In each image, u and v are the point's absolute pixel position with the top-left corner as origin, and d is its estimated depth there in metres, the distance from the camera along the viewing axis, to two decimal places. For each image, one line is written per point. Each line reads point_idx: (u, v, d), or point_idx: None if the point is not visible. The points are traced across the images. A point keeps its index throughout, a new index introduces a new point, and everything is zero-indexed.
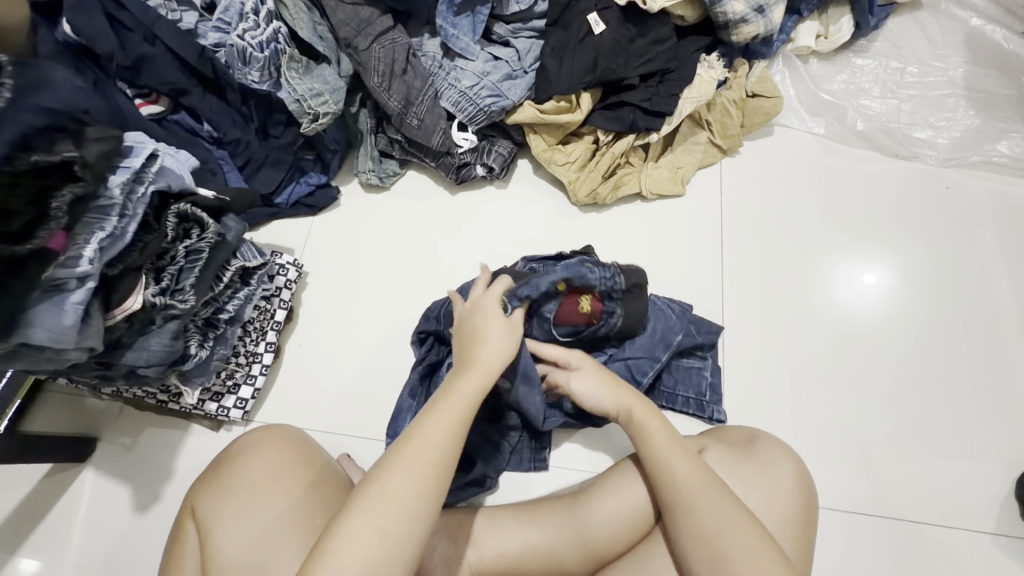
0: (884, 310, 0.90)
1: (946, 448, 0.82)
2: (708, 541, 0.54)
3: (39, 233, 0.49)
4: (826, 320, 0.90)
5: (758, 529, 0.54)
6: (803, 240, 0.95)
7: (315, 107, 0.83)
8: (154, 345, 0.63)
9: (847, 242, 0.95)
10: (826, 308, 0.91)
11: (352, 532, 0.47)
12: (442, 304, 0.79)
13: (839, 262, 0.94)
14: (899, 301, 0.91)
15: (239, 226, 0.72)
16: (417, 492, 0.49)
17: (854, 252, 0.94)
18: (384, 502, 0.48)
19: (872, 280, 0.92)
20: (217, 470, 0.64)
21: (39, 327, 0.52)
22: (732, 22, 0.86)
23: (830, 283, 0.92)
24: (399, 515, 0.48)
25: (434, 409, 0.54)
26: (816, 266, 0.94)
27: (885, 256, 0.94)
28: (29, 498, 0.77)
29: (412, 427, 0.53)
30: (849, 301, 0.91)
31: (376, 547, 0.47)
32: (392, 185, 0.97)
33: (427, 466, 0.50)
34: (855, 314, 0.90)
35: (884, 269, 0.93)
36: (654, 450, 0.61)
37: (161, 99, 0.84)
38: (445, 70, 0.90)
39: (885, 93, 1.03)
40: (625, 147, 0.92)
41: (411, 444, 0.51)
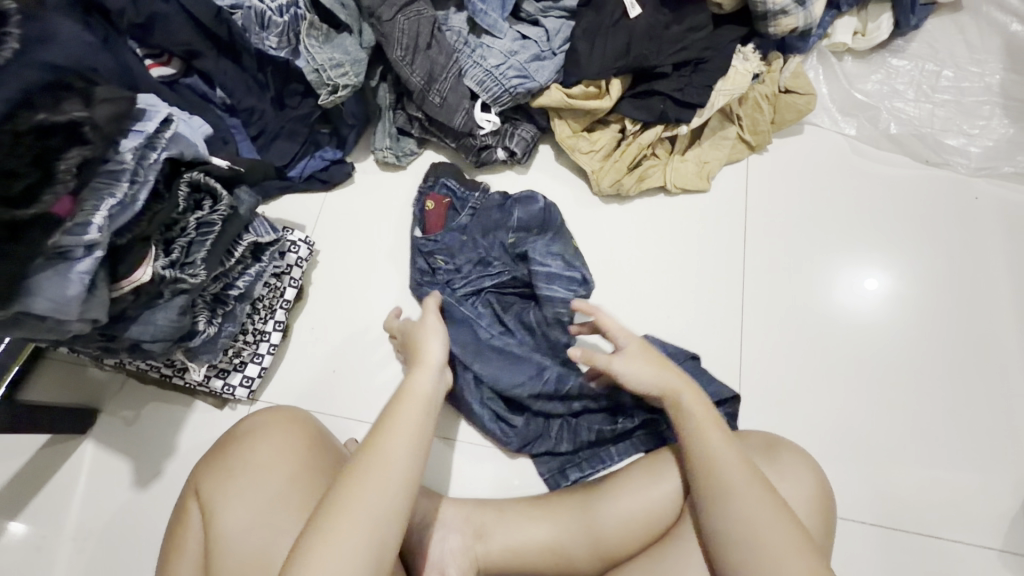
0: (886, 318, 0.89)
1: (960, 463, 0.81)
2: (753, 534, 0.53)
3: (43, 196, 0.46)
4: (833, 328, 0.88)
5: (802, 529, 0.53)
6: (821, 243, 0.93)
7: (334, 78, 0.79)
8: (160, 319, 0.61)
9: (860, 248, 0.93)
10: (832, 314, 0.89)
11: (344, 524, 0.48)
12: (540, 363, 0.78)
13: (845, 265, 0.92)
14: (915, 311, 0.89)
15: (251, 199, 0.69)
16: (384, 492, 0.50)
17: (861, 258, 0.92)
18: (359, 498, 0.49)
19: (874, 285, 0.91)
20: (223, 450, 0.62)
21: (40, 296, 0.49)
22: (771, 12, 0.83)
23: (831, 284, 0.91)
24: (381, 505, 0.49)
25: (394, 411, 0.55)
26: (818, 269, 0.91)
27: (885, 261, 0.92)
28: (27, 468, 0.75)
29: (368, 446, 0.53)
30: (851, 308, 0.89)
31: (356, 537, 0.48)
32: (409, 164, 0.93)
33: (396, 465, 0.51)
34: (856, 319, 0.89)
35: (891, 276, 0.91)
36: (710, 439, 0.59)
37: (172, 61, 0.80)
38: (470, 47, 0.86)
39: (919, 97, 1.00)
40: (652, 138, 0.90)
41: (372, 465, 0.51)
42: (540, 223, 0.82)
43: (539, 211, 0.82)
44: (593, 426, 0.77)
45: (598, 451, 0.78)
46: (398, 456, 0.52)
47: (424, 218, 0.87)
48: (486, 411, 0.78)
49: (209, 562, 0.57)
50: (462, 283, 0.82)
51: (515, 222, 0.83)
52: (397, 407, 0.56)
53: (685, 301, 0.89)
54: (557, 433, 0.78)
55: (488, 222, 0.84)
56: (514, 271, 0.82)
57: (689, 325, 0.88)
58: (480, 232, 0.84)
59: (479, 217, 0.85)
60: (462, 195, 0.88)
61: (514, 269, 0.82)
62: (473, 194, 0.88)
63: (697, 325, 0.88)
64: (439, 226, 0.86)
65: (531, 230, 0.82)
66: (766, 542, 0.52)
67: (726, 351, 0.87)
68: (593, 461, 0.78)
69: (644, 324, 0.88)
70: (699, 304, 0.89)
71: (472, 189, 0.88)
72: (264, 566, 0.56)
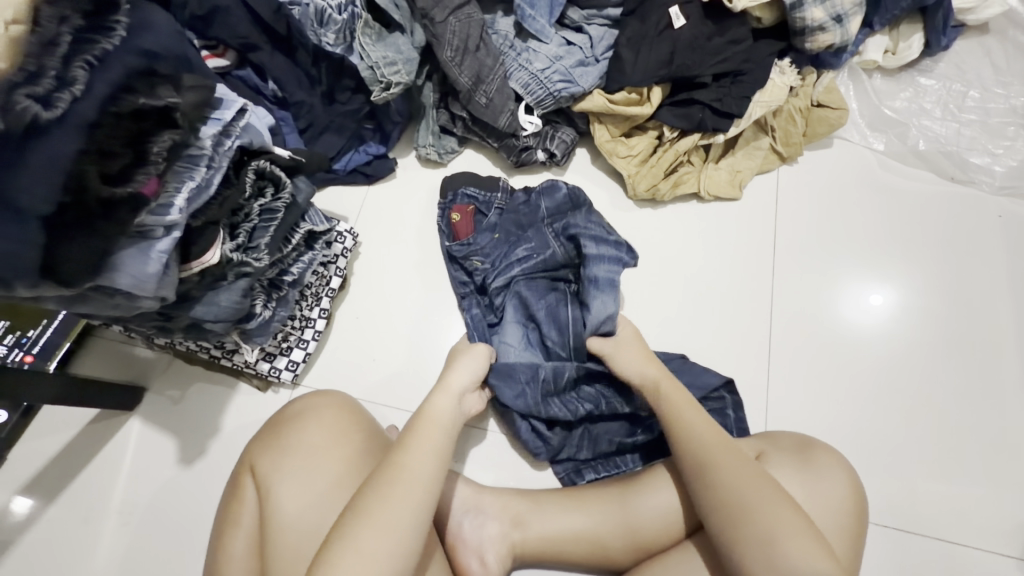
0: (891, 334, 0.90)
1: (978, 472, 0.83)
2: (759, 535, 0.55)
3: (136, 176, 0.49)
4: (844, 341, 0.90)
5: (800, 520, 0.56)
6: (841, 254, 0.95)
7: (387, 75, 0.82)
8: (223, 300, 0.63)
9: (867, 264, 0.95)
10: (838, 327, 0.91)
11: (376, 528, 0.50)
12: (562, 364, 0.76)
13: (848, 280, 0.94)
14: (928, 327, 0.91)
15: (308, 189, 0.71)
16: (413, 505, 0.52)
17: (867, 274, 0.94)
18: (389, 508, 0.51)
19: (879, 300, 0.92)
20: (275, 430, 0.65)
21: (122, 272, 0.51)
22: (809, 29, 0.85)
23: (835, 300, 0.92)
24: (411, 513, 0.52)
25: (418, 428, 0.59)
26: (828, 285, 0.93)
27: (895, 278, 0.94)
28: (77, 441, 0.78)
29: (392, 454, 0.56)
30: (858, 323, 0.91)
31: (381, 543, 0.50)
32: (450, 162, 0.96)
33: (424, 479, 0.54)
34: (863, 338, 0.90)
35: (899, 294, 0.93)
36: (699, 448, 0.62)
37: (228, 53, 0.83)
38: (516, 51, 0.89)
39: (946, 115, 1.02)
40: (689, 146, 0.92)
41: (390, 471, 0.54)
42: (570, 206, 0.82)
43: (563, 199, 0.83)
44: (611, 436, 0.78)
45: (610, 461, 0.78)
46: (425, 469, 0.55)
47: (454, 229, 0.87)
48: (522, 423, 0.78)
49: (265, 537, 0.60)
50: (495, 276, 0.82)
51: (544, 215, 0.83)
52: (420, 426, 0.59)
53: (713, 305, 0.92)
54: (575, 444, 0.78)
55: (518, 219, 0.84)
56: (545, 251, 0.79)
57: (718, 328, 0.90)
58: (512, 228, 0.84)
59: (509, 214, 0.85)
60: (486, 199, 0.89)
61: (548, 246, 0.80)
62: (496, 195, 0.89)
63: (724, 328, 0.90)
64: (470, 231, 0.86)
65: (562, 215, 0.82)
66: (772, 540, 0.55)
67: (753, 354, 0.89)
68: (607, 467, 0.77)
69: (674, 326, 0.90)
70: (728, 309, 0.91)
71: (494, 191, 0.89)
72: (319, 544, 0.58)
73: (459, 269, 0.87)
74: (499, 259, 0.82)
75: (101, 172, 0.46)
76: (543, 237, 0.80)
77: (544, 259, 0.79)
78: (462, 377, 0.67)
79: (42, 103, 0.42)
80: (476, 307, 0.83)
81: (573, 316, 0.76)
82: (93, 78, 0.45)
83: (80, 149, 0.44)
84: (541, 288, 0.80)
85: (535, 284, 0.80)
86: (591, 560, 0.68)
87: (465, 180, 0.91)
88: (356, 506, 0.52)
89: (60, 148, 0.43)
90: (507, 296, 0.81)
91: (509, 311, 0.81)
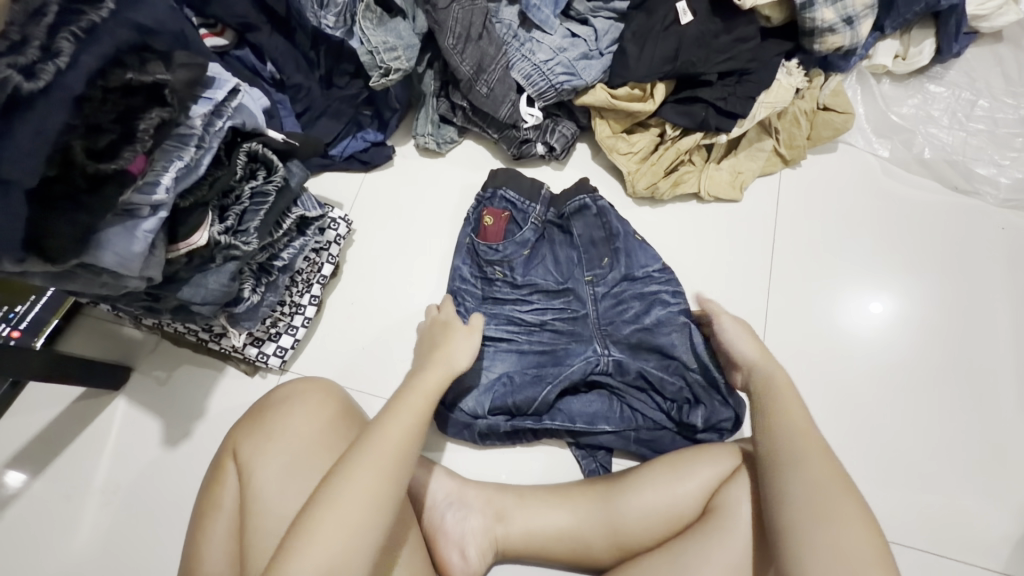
0: (886, 343, 0.90)
1: (965, 483, 0.82)
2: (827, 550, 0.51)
3: (123, 153, 0.47)
4: (840, 350, 0.89)
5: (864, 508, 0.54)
6: (840, 260, 0.94)
7: (387, 61, 0.80)
8: (211, 283, 0.62)
9: (865, 269, 0.94)
10: (833, 334, 0.90)
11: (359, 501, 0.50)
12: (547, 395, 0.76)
13: (847, 286, 0.93)
14: (925, 335, 0.90)
15: (302, 173, 0.70)
16: (380, 478, 0.51)
17: (865, 281, 0.93)
18: (361, 476, 0.51)
19: (878, 308, 0.92)
20: (259, 414, 0.65)
21: (107, 250, 0.50)
22: (818, 29, 0.83)
23: (831, 308, 0.92)
24: (375, 483, 0.51)
25: (405, 399, 0.59)
26: (826, 290, 0.92)
27: (894, 285, 0.93)
28: (63, 418, 0.78)
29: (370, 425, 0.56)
30: (854, 330, 0.90)
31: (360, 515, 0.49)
32: (448, 151, 0.95)
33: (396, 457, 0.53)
34: (857, 344, 0.89)
35: (896, 299, 0.92)
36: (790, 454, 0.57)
37: (226, 32, 0.81)
38: (520, 41, 0.87)
39: (953, 124, 1.00)
40: (691, 144, 0.91)
41: (374, 440, 0.54)
42: (605, 238, 0.82)
43: (596, 218, 0.82)
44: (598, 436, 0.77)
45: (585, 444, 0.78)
46: (399, 444, 0.54)
47: (483, 232, 0.84)
48: (501, 418, 0.78)
49: (245, 518, 0.59)
50: (528, 311, 0.81)
51: (578, 242, 0.82)
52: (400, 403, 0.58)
53: None
54: (562, 433, 0.78)
55: (560, 252, 0.83)
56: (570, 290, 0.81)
57: None
58: (544, 254, 0.84)
59: (547, 239, 0.84)
60: (523, 207, 0.84)
61: (604, 348, 0.78)
62: (534, 203, 0.84)
63: None
64: (501, 238, 0.83)
65: (595, 243, 0.82)
66: (823, 487, 0.54)
67: None
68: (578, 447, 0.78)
69: None
70: (722, 308, 0.91)
71: (533, 200, 0.84)
72: None
73: (466, 264, 0.84)
74: (529, 291, 0.82)
75: (87, 147, 0.45)
76: (601, 314, 0.79)
77: (590, 354, 0.78)
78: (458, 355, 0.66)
79: (25, 74, 0.41)
80: (499, 331, 0.81)
81: (564, 368, 0.78)
82: (80, 50, 0.43)
83: (67, 123, 0.44)
84: (571, 364, 0.78)
85: (563, 355, 0.79)
86: (573, 558, 0.67)
87: (503, 179, 0.86)
88: (341, 476, 0.51)
89: (46, 120, 0.42)
90: (530, 338, 0.81)
91: (499, 332, 0.81)
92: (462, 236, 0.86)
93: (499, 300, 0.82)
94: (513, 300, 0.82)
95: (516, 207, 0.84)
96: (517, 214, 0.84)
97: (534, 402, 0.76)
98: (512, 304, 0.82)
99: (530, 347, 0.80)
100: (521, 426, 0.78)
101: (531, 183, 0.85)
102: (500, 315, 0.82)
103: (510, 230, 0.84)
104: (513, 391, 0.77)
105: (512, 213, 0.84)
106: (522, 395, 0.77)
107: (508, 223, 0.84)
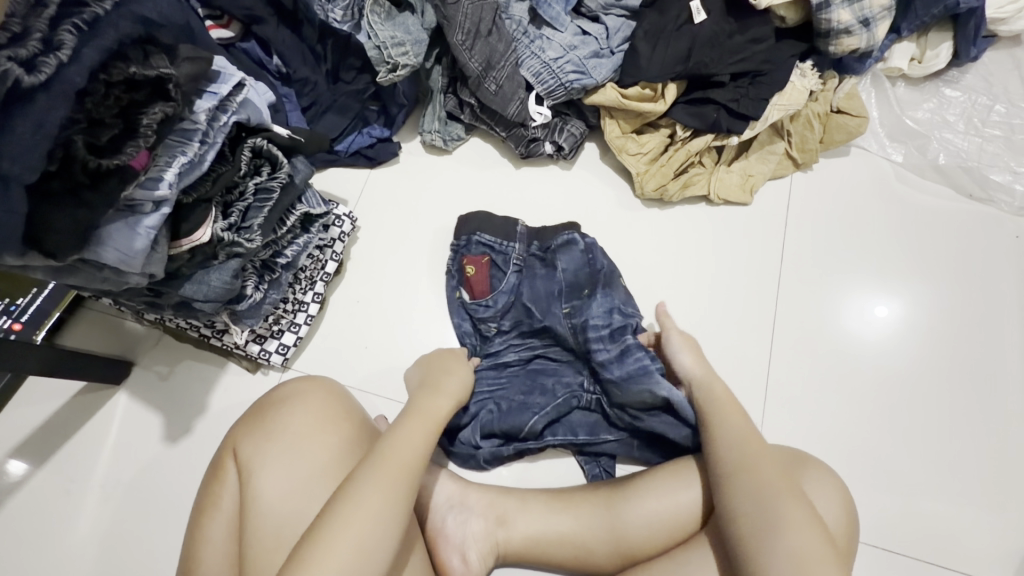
0: (893, 349, 0.88)
1: (974, 495, 0.81)
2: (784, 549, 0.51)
3: (126, 148, 0.46)
4: (848, 358, 0.88)
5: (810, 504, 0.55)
6: (849, 265, 0.93)
7: (395, 57, 0.79)
8: (213, 281, 0.61)
9: (871, 273, 0.93)
10: (837, 341, 0.89)
11: (361, 517, 0.51)
12: (539, 415, 0.75)
13: (854, 291, 0.92)
14: (934, 344, 0.89)
15: (307, 169, 0.69)
16: (391, 486, 0.53)
17: (869, 285, 0.92)
18: (367, 491, 0.52)
19: (883, 312, 0.90)
20: (259, 414, 0.64)
21: (107, 247, 0.50)
22: (834, 31, 0.81)
23: (837, 312, 0.90)
24: (380, 497, 0.52)
25: (409, 420, 0.61)
26: (833, 296, 0.91)
27: (901, 290, 0.92)
28: (63, 411, 0.77)
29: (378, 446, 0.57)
30: (860, 335, 0.89)
31: (366, 527, 0.50)
32: (455, 149, 0.94)
33: (406, 467, 0.55)
34: (863, 349, 0.88)
35: (903, 305, 0.91)
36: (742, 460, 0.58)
37: (232, 24, 0.80)
38: (529, 38, 0.86)
39: (969, 129, 0.98)
40: (701, 146, 0.89)
41: (376, 458, 0.56)
42: (588, 274, 0.79)
43: (582, 254, 0.80)
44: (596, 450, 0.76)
45: (589, 453, 0.77)
46: (408, 456, 0.56)
47: (468, 284, 0.82)
48: (496, 443, 0.76)
49: (244, 519, 0.59)
50: (514, 350, 0.80)
51: (561, 281, 0.79)
52: (404, 425, 0.60)
53: (716, 312, 0.90)
54: (565, 445, 0.77)
55: (539, 287, 0.80)
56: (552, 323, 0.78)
57: (724, 333, 0.88)
58: (529, 294, 0.80)
59: (529, 275, 0.81)
60: (501, 249, 0.83)
61: (590, 383, 0.77)
62: (512, 244, 0.83)
63: (724, 334, 0.88)
64: (487, 291, 0.81)
65: (578, 281, 0.79)
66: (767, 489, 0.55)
67: (753, 363, 0.87)
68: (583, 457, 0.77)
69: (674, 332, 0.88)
70: (730, 312, 0.90)
71: (510, 239, 0.83)
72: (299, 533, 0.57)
73: (465, 322, 0.82)
74: (515, 332, 0.80)
75: (89, 142, 0.45)
76: (581, 341, 0.76)
77: (575, 386, 0.77)
78: (453, 381, 0.71)
79: (26, 67, 0.40)
80: (481, 386, 0.78)
81: (554, 399, 0.76)
82: (81, 43, 0.43)
83: (68, 117, 0.43)
84: (557, 394, 0.77)
85: (552, 386, 0.78)
86: (575, 564, 0.67)
87: (475, 224, 0.84)
88: (344, 494, 0.52)
89: (48, 114, 0.41)
90: (517, 372, 0.80)
91: (485, 375, 0.79)
92: (450, 292, 0.84)
93: (489, 345, 0.81)
94: (500, 333, 0.81)
95: (498, 245, 0.83)
96: (498, 256, 0.83)
97: (527, 422, 0.75)
98: (502, 356, 0.80)
99: (517, 378, 0.79)
100: (518, 449, 0.76)
101: (504, 222, 0.83)
102: (488, 355, 0.81)
103: (497, 275, 0.82)
104: (505, 418, 0.76)
105: (491, 256, 0.83)
106: (513, 421, 0.75)
107: (491, 268, 0.82)
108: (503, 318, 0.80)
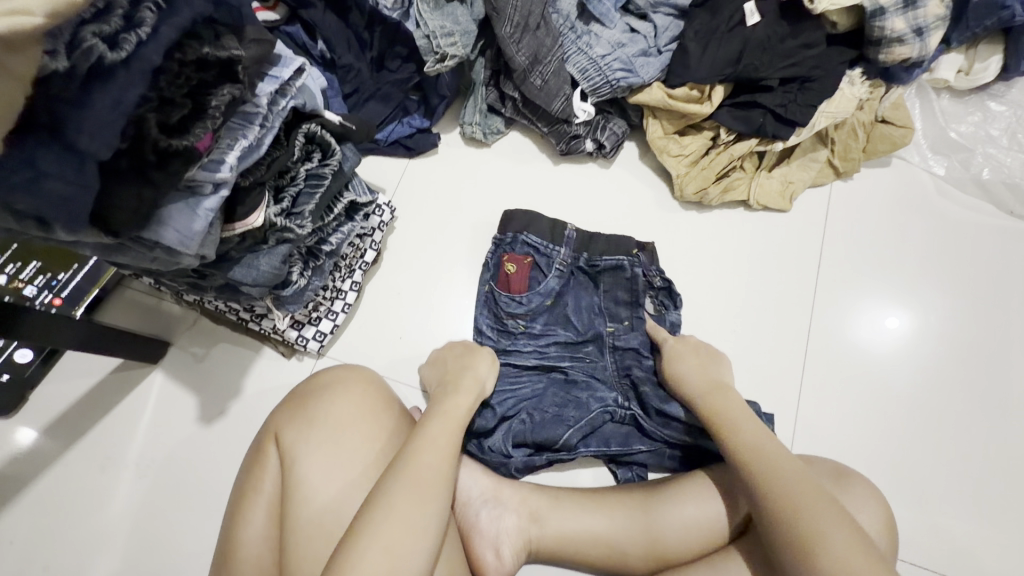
0: (908, 358, 0.88)
1: (1012, 515, 0.80)
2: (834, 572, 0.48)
3: (193, 129, 0.46)
4: (878, 369, 0.87)
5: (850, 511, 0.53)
6: (874, 273, 0.92)
7: (443, 46, 0.78)
8: (262, 264, 0.61)
9: (893, 287, 0.92)
10: (849, 353, 0.88)
11: (401, 525, 0.50)
12: (570, 433, 0.75)
13: (863, 301, 0.91)
14: (959, 360, 0.88)
15: (354, 156, 0.69)
16: (426, 495, 0.53)
17: (881, 295, 0.91)
18: (403, 500, 0.52)
19: (894, 325, 0.89)
20: (301, 400, 0.64)
21: (168, 227, 0.49)
22: (886, 39, 0.79)
23: (845, 323, 0.90)
24: (416, 508, 0.52)
25: (434, 420, 0.62)
26: (848, 308, 0.90)
27: (912, 302, 0.91)
28: (99, 387, 0.78)
29: (408, 450, 0.57)
30: (869, 343, 0.88)
31: (404, 536, 0.50)
32: (494, 142, 0.94)
33: (435, 474, 0.55)
34: (874, 361, 0.87)
35: (913, 316, 0.90)
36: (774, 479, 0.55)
37: (277, 7, 0.81)
38: (576, 33, 0.85)
39: (1015, 145, 0.95)
40: (744, 151, 0.88)
41: (413, 461, 0.55)
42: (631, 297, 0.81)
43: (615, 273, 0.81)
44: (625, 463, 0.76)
45: (620, 461, 0.77)
46: (436, 463, 0.56)
47: (505, 280, 0.81)
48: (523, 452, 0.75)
49: (286, 505, 0.59)
50: (548, 356, 0.79)
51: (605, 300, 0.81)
52: (432, 425, 0.61)
53: (750, 319, 0.89)
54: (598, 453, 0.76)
55: (584, 301, 0.82)
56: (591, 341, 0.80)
57: (759, 340, 0.88)
58: (569, 304, 0.82)
59: (572, 285, 0.82)
60: (547, 251, 0.83)
61: (624, 401, 0.77)
62: (558, 249, 0.84)
63: (757, 340, 0.88)
64: (523, 287, 0.81)
65: (619, 301, 0.81)
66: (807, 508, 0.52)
67: (785, 371, 0.87)
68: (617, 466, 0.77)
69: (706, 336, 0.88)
70: (763, 318, 0.89)
71: (556, 244, 0.83)
72: (339, 522, 0.57)
73: (495, 315, 0.81)
74: (551, 340, 0.80)
75: (160, 122, 0.44)
76: (622, 362, 0.79)
77: (610, 402, 0.77)
78: (477, 376, 0.71)
79: (109, 43, 0.39)
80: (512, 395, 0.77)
81: (589, 411, 0.76)
82: (160, 22, 0.42)
83: (143, 96, 0.42)
84: (592, 408, 0.77)
85: (586, 399, 0.77)
86: (608, 564, 0.67)
87: (522, 223, 0.84)
88: (383, 492, 0.53)
89: (123, 92, 0.40)
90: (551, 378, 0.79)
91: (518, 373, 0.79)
92: (481, 284, 0.83)
93: (522, 344, 0.80)
94: (530, 333, 0.80)
95: (544, 249, 0.83)
96: (540, 258, 0.83)
97: (563, 434, 0.75)
98: (530, 356, 0.79)
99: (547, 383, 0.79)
100: (550, 458, 0.75)
101: (553, 224, 0.84)
102: (520, 354, 0.79)
103: (535, 278, 0.82)
104: (542, 428, 0.75)
105: (533, 259, 0.83)
106: (551, 431, 0.75)
107: (532, 269, 0.82)
108: (537, 319, 0.80)
